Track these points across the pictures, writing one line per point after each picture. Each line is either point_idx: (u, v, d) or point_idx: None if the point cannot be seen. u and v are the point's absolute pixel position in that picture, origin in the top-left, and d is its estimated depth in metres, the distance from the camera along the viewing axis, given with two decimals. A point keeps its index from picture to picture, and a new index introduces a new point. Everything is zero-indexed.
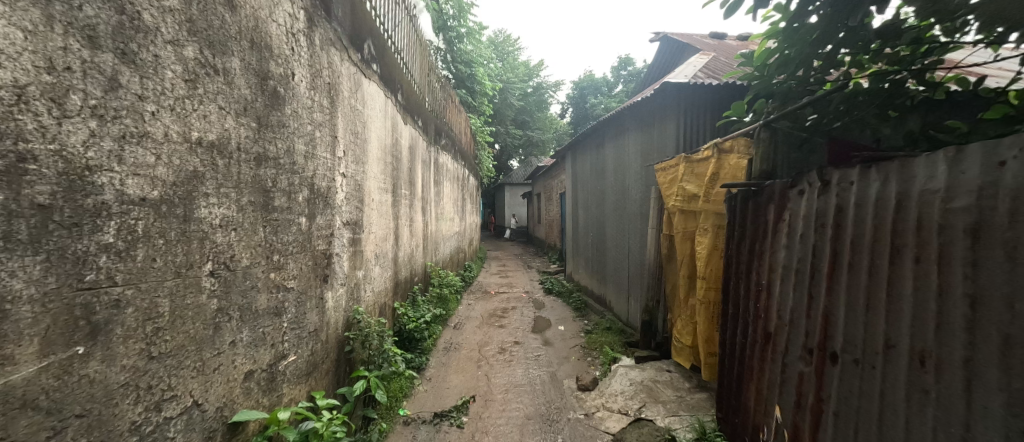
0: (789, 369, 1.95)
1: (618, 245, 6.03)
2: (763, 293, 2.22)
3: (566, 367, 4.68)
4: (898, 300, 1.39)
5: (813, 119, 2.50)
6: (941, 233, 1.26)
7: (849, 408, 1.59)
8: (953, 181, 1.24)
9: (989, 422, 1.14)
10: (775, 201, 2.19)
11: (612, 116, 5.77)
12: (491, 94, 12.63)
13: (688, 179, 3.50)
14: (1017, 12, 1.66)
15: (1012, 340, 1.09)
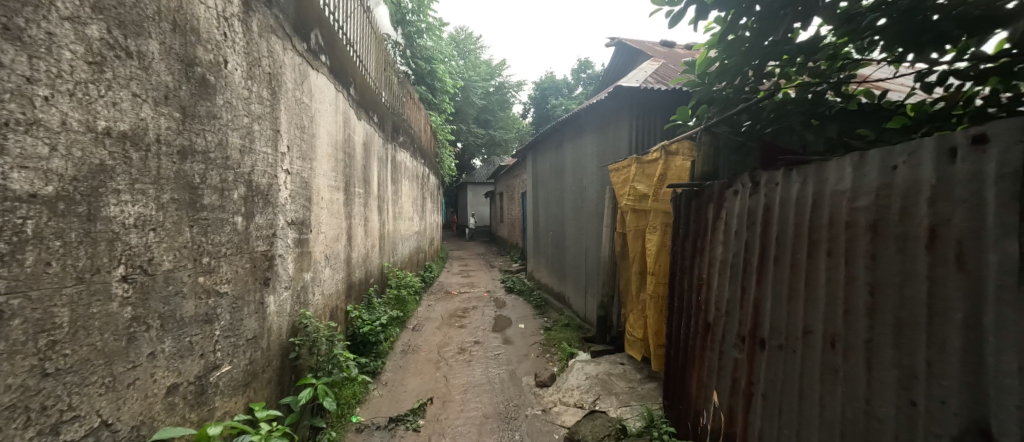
0: (726, 356, 2.09)
1: (576, 243, 6.17)
2: (703, 287, 2.37)
3: (525, 364, 4.73)
4: (815, 290, 1.54)
5: (748, 125, 2.71)
6: (848, 228, 1.40)
7: (775, 389, 1.74)
8: (858, 182, 1.38)
9: (884, 395, 1.27)
10: (714, 201, 2.34)
11: (570, 117, 5.90)
12: (452, 92, 12.47)
13: (638, 180, 3.66)
14: (914, 34, 1.88)
15: (903, 323, 1.21)
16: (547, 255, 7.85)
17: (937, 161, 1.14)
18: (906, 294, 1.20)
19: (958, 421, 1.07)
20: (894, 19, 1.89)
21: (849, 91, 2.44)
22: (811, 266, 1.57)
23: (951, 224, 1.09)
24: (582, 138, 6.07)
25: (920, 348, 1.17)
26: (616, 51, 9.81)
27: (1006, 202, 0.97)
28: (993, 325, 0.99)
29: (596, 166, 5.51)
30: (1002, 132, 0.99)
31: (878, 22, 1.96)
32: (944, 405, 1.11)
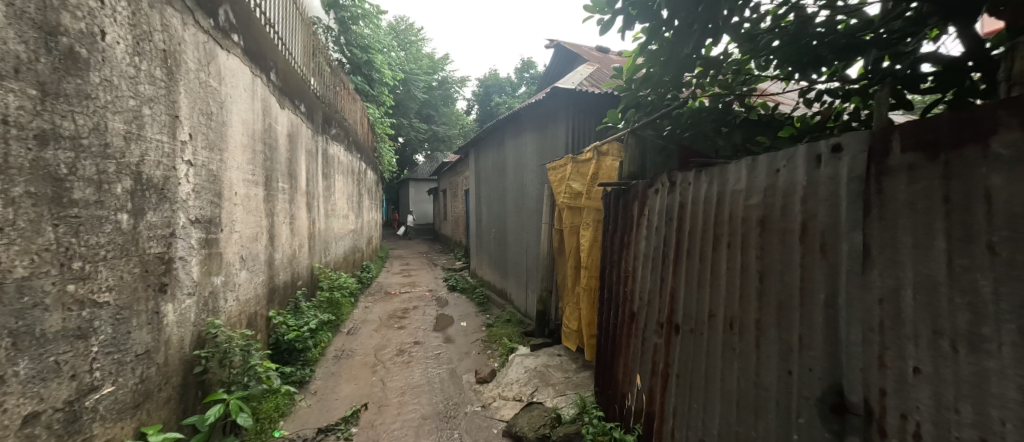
0: (647, 341, 2.26)
1: (517, 240, 6.26)
2: (629, 279, 2.54)
3: (466, 362, 4.71)
4: (718, 278, 1.72)
5: (669, 129, 2.92)
6: (744, 223, 1.59)
7: (686, 369, 1.91)
8: (752, 183, 1.57)
9: (768, 367, 1.46)
10: (638, 199, 2.51)
11: (509, 116, 5.97)
12: (391, 84, 11.96)
13: (573, 179, 3.78)
14: (799, 56, 2.18)
15: (783, 304, 1.40)
16: (489, 252, 7.86)
17: (808, 165, 1.32)
18: (786, 279, 1.38)
19: (821, 385, 1.26)
20: (785, 41, 2.17)
21: (750, 102, 2.74)
22: (716, 257, 1.75)
23: (817, 219, 1.27)
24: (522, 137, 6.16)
25: (794, 325, 1.35)
26: (556, 53, 10.04)
27: (854, 200, 1.15)
28: (845, 303, 1.18)
29: (535, 165, 5.62)
30: (851, 141, 1.17)
31: (774, 43, 2.23)
32: (810, 372, 1.29)
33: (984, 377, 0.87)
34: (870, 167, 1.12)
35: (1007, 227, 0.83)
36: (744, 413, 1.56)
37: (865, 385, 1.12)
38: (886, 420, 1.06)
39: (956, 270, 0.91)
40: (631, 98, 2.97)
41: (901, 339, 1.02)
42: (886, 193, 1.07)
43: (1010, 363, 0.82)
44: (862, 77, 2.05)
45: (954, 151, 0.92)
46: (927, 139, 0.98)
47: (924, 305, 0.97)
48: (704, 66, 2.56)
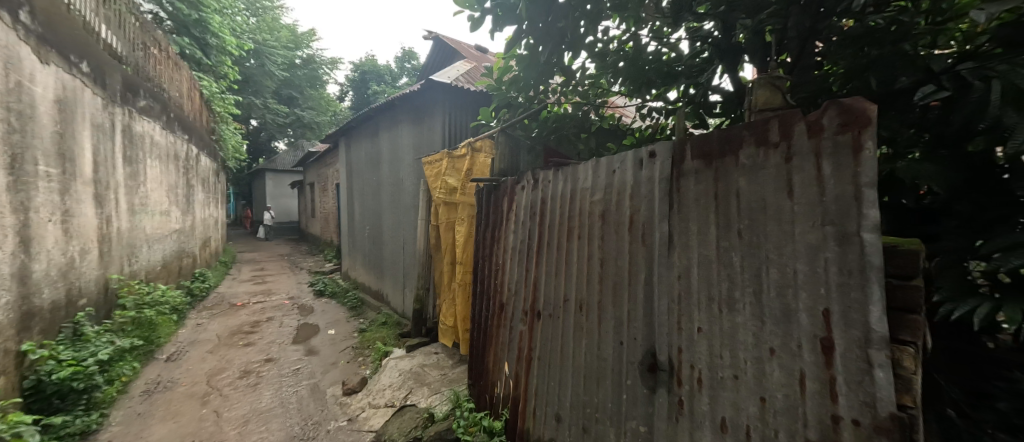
0: (515, 330, 2.37)
1: (393, 238, 5.92)
2: (499, 272, 2.62)
3: (331, 374, 4.26)
4: (571, 267, 1.91)
5: (536, 132, 3.23)
6: (592, 217, 1.79)
7: (547, 350, 2.06)
8: (596, 183, 1.78)
9: (606, 341, 1.66)
10: (505, 195, 2.61)
11: (381, 105, 5.58)
12: (235, 55, 10.00)
13: (449, 174, 3.63)
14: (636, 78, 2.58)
15: (617, 285, 1.62)
16: (363, 252, 7.25)
17: (634, 166, 1.55)
18: (619, 264, 1.61)
19: (641, 350, 1.47)
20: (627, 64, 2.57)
21: (604, 113, 3.10)
22: (570, 248, 1.94)
23: (640, 214, 1.52)
24: (397, 130, 5.83)
25: (625, 302, 1.57)
26: (433, 46, 9.68)
27: (662, 197, 1.40)
28: (656, 280, 1.41)
29: (411, 159, 5.38)
30: (659, 148, 1.42)
31: (618, 64, 2.62)
32: (634, 341, 1.50)
33: (735, 330, 1.14)
34: (672, 170, 1.37)
35: (749, 218, 1.11)
36: (588, 383, 1.75)
37: (669, 345, 1.33)
38: (681, 371, 1.28)
39: (721, 250, 1.18)
40: (502, 98, 3.17)
41: (690, 306, 1.27)
42: (682, 191, 1.33)
43: (750, 316, 1.10)
44: (676, 100, 2.54)
45: (719, 159, 1.20)
46: (704, 150, 1.24)
47: (702, 278, 1.23)
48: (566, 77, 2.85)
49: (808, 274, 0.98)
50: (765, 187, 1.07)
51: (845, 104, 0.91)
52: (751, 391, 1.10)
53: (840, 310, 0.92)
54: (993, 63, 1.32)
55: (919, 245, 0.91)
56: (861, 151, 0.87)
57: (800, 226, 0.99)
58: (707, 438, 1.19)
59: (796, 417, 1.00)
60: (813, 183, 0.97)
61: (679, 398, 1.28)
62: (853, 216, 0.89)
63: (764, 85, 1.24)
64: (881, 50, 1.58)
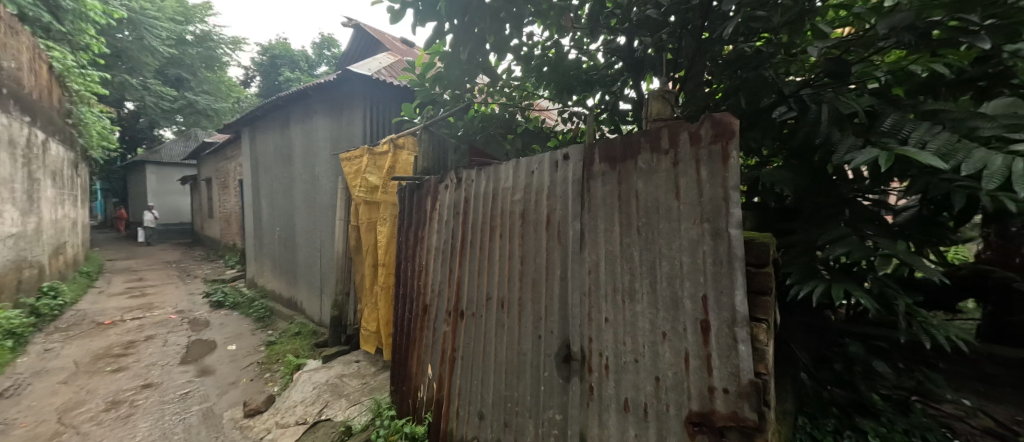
0: (436, 331, 2.26)
1: (308, 240, 5.44)
2: (422, 272, 2.43)
3: (229, 395, 3.78)
4: (493, 266, 1.92)
5: (462, 131, 3.16)
6: (513, 217, 1.82)
7: (469, 350, 2.02)
8: (516, 185, 1.82)
9: (525, 335, 1.69)
10: (428, 193, 2.45)
11: (291, 94, 5.07)
12: (101, 24, 8.35)
13: (367, 171, 3.24)
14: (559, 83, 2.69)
15: (536, 281, 1.67)
16: (271, 256, 6.55)
17: (551, 168, 1.61)
18: (537, 262, 1.67)
19: (557, 342, 1.53)
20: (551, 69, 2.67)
21: (530, 115, 3.16)
22: (491, 247, 1.94)
23: (555, 214, 1.58)
24: (311, 123, 5.35)
25: (542, 297, 1.62)
26: (354, 35, 9.05)
27: (574, 198, 1.49)
28: (568, 276, 1.49)
29: (328, 154, 4.99)
30: (573, 152, 1.50)
31: (542, 69, 2.71)
32: (551, 333, 1.55)
33: (635, 317, 1.25)
34: (582, 172, 1.47)
35: (645, 217, 1.24)
36: (509, 378, 1.76)
37: (581, 336, 1.41)
38: (591, 359, 1.37)
39: (623, 247, 1.30)
40: (426, 95, 3.08)
41: (597, 298, 1.37)
42: (590, 192, 1.43)
43: (646, 304, 1.22)
44: (594, 107, 2.70)
45: (621, 163, 1.31)
46: (609, 154, 1.35)
47: (609, 272, 1.34)
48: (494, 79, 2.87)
49: (691, 265, 1.12)
50: (658, 188, 1.20)
51: (717, 118, 1.05)
52: (647, 372, 1.21)
53: (714, 295, 1.07)
54: (826, 93, 1.69)
55: (771, 237, 1.13)
56: (727, 159, 1.03)
57: (684, 223, 1.13)
58: (613, 419, 1.29)
59: (682, 391, 1.13)
60: (694, 186, 1.11)
61: (590, 384, 1.37)
62: (723, 214, 1.05)
63: (657, 96, 1.38)
64: (752, 73, 1.85)
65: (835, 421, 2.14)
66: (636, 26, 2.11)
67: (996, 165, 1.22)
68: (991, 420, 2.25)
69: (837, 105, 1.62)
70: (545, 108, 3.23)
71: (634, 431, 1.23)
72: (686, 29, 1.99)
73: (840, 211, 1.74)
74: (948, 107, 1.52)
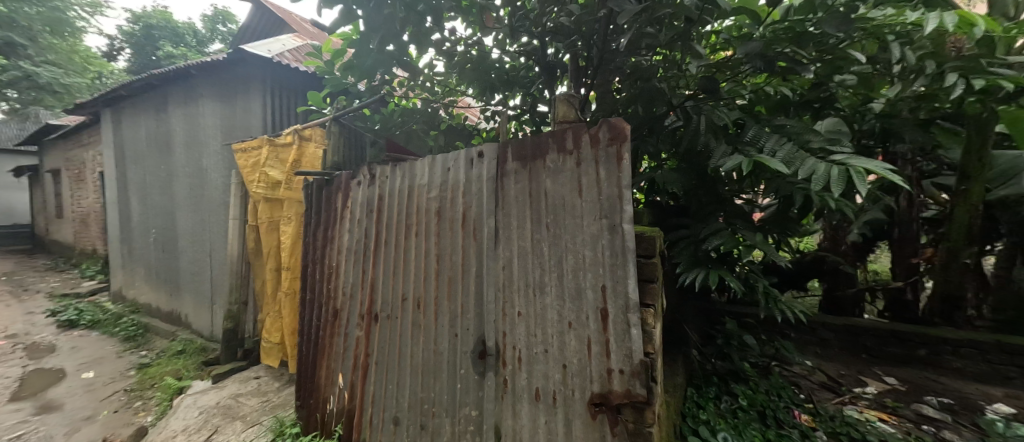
0: (349, 337, 1.95)
1: (194, 243, 4.70)
2: (332, 276, 2.07)
3: (83, 433, 3.11)
4: (409, 264, 1.73)
5: (379, 125, 3.06)
6: (427, 215, 1.67)
7: (384, 354, 1.78)
8: (431, 181, 1.68)
9: (443, 335, 1.57)
10: (338, 190, 2.09)
11: (168, 73, 4.32)
12: None
13: (269, 165, 2.63)
14: (482, 81, 2.70)
15: (452, 280, 1.56)
16: (145, 263, 5.53)
17: (465, 165, 1.56)
18: (452, 259, 1.57)
19: (473, 339, 1.47)
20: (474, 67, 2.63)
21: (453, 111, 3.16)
22: (407, 246, 1.74)
23: (471, 211, 1.53)
24: (196, 108, 4.61)
25: (458, 295, 1.53)
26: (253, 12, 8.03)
27: (487, 196, 1.48)
28: (480, 272, 1.47)
29: (218, 144, 4.35)
30: (486, 150, 1.49)
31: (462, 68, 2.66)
32: (467, 331, 1.49)
33: (544, 310, 1.30)
34: (495, 170, 1.46)
35: (552, 214, 1.30)
36: (426, 379, 1.61)
37: (495, 331, 1.41)
38: (504, 353, 1.38)
39: (533, 242, 1.34)
40: (335, 84, 2.80)
41: (510, 293, 1.38)
42: (501, 190, 1.44)
43: (552, 296, 1.29)
44: (517, 108, 2.77)
45: (529, 163, 1.36)
46: (520, 153, 1.38)
47: (521, 268, 1.36)
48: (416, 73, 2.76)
49: (593, 258, 1.21)
50: (564, 186, 1.27)
51: (612, 123, 1.16)
52: (556, 360, 1.27)
53: (611, 284, 1.17)
54: (703, 105, 1.96)
55: (657, 231, 1.30)
56: (621, 160, 1.14)
57: (585, 219, 1.23)
58: (525, 410, 1.31)
59: (586, 376, 1.21)
60: (594, 185, 1.20)
61: (504, 377, 1.37)
62: (617, 210, 1.15)
63: (560, 98, 1.43)
64: (646, 83, 2.05)
65: (716, 389, 2.49)
66: (550, 33, 2.18)
67: (818, 172, 1.52)
68: (825, 376, 2.81)
69: (712, 116, 1.89)
70: (469, 105, 3.21)
71: (544, 418, 1.28)
72: (593, 40, 2.11)
73: (717, 207, 2.04)
74: (793, 124, 1.85)
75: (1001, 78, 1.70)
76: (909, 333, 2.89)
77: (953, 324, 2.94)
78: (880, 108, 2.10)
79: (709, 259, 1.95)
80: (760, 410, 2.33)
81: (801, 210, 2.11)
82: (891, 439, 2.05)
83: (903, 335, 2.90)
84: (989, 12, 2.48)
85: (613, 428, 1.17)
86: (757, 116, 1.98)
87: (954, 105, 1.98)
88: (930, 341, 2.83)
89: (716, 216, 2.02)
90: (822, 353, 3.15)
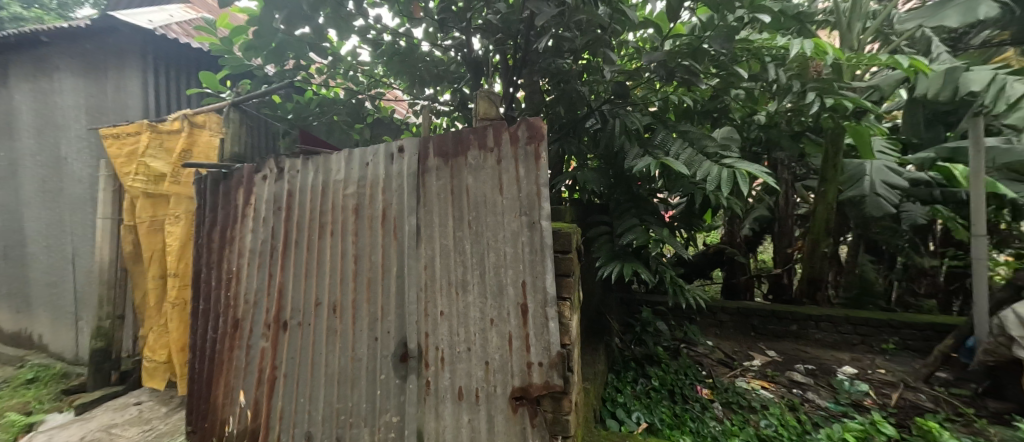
0: (251, 351, 1.55)
1: (50, 247, 3.87)
2: (230, 283, 1.64)
3: None
4: (324, 266, 1.49)
5: (293, 114, 2.72)
6: (340, 212, 1.49)
7: (295, 366, 1.48)
8: (347, 176, 1.50)
9: (361, 341, 1.41)
10: (239, 184, 1.66)
11: (8, 36, 3.49)
12: None
13: (149, 154, 2.23)
14: (410, 73, 2.59)
15: (372, 281, 1.42)
16: None
17: (384, 160, 1.45)
18: (372, 259, 1.43)
19: (394, 342, 1.36)
20: (399, 58, 2.49)
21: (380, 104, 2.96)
22: (321, 246, 1.51)
23: (391, 208, 1.42)
24: (54, 83, 3.77)
25: (378, 297, 1.40)
26: None
27: (410, 192, 1.39)
28: (399, 271, 1.38)
29: (83, 128, 3.62)
30: (408, 143, 1.40)
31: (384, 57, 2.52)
32: (387, 334, 1.37)
33: (467, 308, 1.29)
34: (417, 165, 1.39)
35: (473, 212, 1.30)
36: (341, 387, 1.42)
37: (417, 333, 1.33)
38: (426, 355, 1.32)
39: (456, 240, 1.32)
40: (235, 64, 2.38)
41: (432, 292, 1.33)
42: (423, 187, 1.37)
43: (475, 295, 1.28)
44: (447, 105, 2.72)
45: (453, 160, 1.34)
46: (443, 149, 1.35)
47: (443, 266, 1.32)
48: (336, 59, 2.54)
49: (513, 255, 1.23)
50: (485, 183, 1.28)
51: (530, 121, 1.22)
52: (478, 357, 1.27)
53: (531, 279, 1.21)
54: (618, 110, 2.11)
55: (573, 228, 1.38)
56: (539, 158, 1.19)
57: (505, 216, 1.25)
58: (448, 410, 1.28)
59: (507, 371, 1.23)
60: (514, 182, 1.23)
61: (426, 379, 1.31)
62: (536, 206, 1.20)
63: (482, 96, 1.43)
64: (567, 87, 2.15)
65: (633, 373, 2.70)
66: (479, 30, 2.17)
67: (711, 174, 1.73)
68: (723, 353, 3.18)
69: (623, 120, 2.06)
70: (399, 98, 3.00)
71: (466, 417, 1.26)
72: (517, 40, 2.13)
73: (632, 205, 2.21)
74: (694, 130, 2.06)
75: (845, 98, 2.06)
76: (785, 312, 3.39)
77: (816, 303, 3.52)
78: (762, 120, 2.43)
79: (625, 253, 2.11)
80: (670, 388, 2.57)
81: (700, 210, 2.44)
82: (769, 403, 2.39)
83: (781, 314, 3.40)
84: (841, 43, 3.00)
85: (533, 419, 1.21)
86: (665, 122, 2.17)
87: (814, 118, 2.36)
88: (800, 318, 3.35)
89: (630, 213, 2.18)
90: (720, 334, 3.57)
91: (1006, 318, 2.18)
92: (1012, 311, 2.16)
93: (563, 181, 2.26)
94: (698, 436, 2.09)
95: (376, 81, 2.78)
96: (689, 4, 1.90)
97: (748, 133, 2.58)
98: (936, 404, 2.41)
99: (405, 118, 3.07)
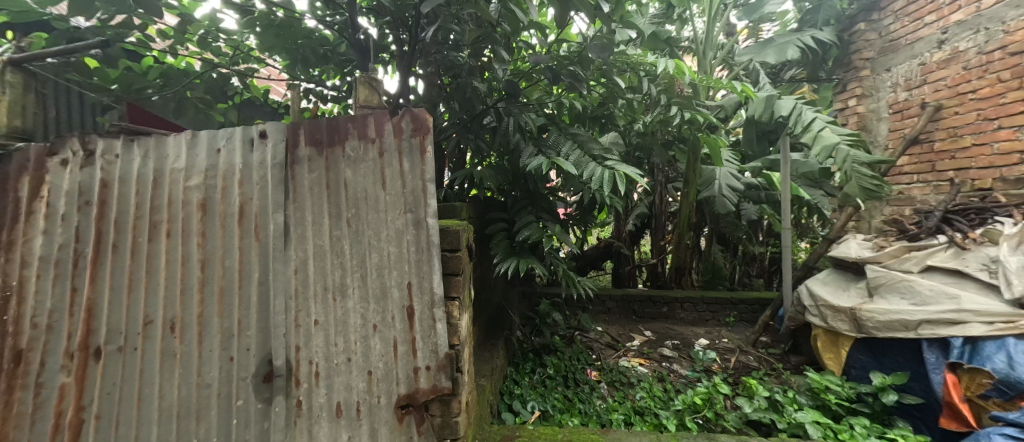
0: (43, 392, 1.17)
1: None
2: (6, 302, 1.19)
3: None
4: (156, 275, 1.20)
5: (116, 84, 2.09)
6: (181, 207, 1.22)
7: (115, 403, 1.17)
8: (190, 163, 1.24)
9: (211, 362, 1.18)
10: (21, 172, 1.23)
11: None
12: None
13: None
14: (289, 49, 2.26)
15: (225, 290, 1.20)
16: None
17: (242, 147, 1.22)
18: (226, 264, 1.21)
19: (255, 361, 1.17)
20: (275, 31, 2.15)
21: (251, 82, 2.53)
22: (154, 250, 1.22)
23: (251, 203, 1.21)
24: None
25: (235, 309, 1.19)
26: None
27: (276, 185, 1.20)
28: (260, 277, 1.19)
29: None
30: (272, 129, 1.22)
31: (255, 28, 2.15)
32: (247, 351, 1.17)
33: (347, 315, 1.18)
34: (285, 156, 1.21)
35: (353, 208, 1.19)
36: (183, 422, 1.17)
37: (286, 348, 1.16)
38: (298, 372, 1.16)
39: (333, 240, 1.19)
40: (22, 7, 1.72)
41: (305, 300, 1.17)
42: (292, 179, 1.20)
43: (355, 300, 1.18)
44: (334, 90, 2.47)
45: (328, 149, 1.20)
46: (316, 137, 1.20)
47: (318, 269, 1.18)
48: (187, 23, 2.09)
49: (398, 255, 1.18)
50: (365, 179, 1.19)
51: (415, 115, 1.19)
52: (359, 367, 1.17)
53: (417, 281, 1.18)
54: (512, 108, 2.13)
55: (463, 226, 1.40)
56: (424, 153, 1.18)
57: (389, 213, 1.19)
58: (324, 431, 1.15)
59: (392, 379, 1.17)
60: (398, 177, 1.19)
61: (298, 397, 1.15)
62: (422, 204, 1.18)
63: (363, 82, 1.30)
64: (460, 82, 2.10)
65: (532, 364, 2.82)
66: (369, 9, 1.97)
67: (597, 175, 1.90)
68: (609, 337, 3.48)
69: (517, 120, 2.12)
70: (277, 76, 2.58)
71: (345, 434, 1.15)
72: (404, 26, 1.98)
73: (529, 203, 2.30)
74: (584, 133, 2.20)
75: (699, 113, 2.39)
76: (657, 296, 3.89)
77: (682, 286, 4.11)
78: (640, 128, 2.66)
79: (522, 249, 2.19)
80: (563, 374, 2.74)
81: (592, 207, 2.67)
82: (643, 378, 2.72)
83: (655, 298, 3.89)
84: (699, 67, 3.49)
85: (420, 426, 1.18)
86: (558, 126, 2.30)
87: (678, 129, 2.69)
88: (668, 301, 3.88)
89: (527, 210, 2.27)
90: (608, 319, 3.92)
91: (801, 292, 2.83)
92: (805, 287, 2.82)
93: (459, 177, 2.21)
94: (586, 416, 2.26)
95: (246, 54, 2.35)
96: (581, 16, 2.02)
97: (629, 139, 2.85)
98: (759, 363, 3.01)
99: (284, 100, 2.69)
